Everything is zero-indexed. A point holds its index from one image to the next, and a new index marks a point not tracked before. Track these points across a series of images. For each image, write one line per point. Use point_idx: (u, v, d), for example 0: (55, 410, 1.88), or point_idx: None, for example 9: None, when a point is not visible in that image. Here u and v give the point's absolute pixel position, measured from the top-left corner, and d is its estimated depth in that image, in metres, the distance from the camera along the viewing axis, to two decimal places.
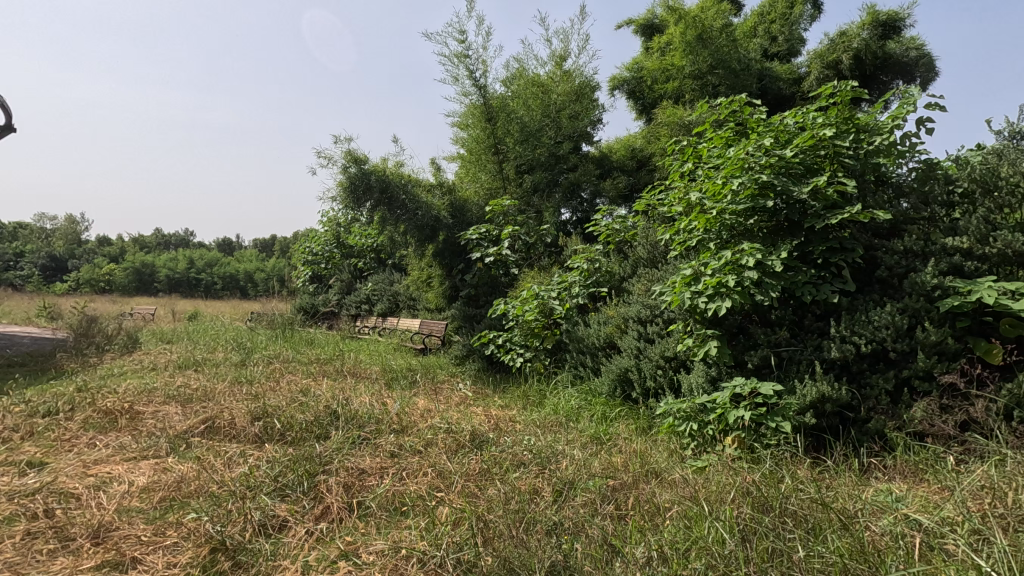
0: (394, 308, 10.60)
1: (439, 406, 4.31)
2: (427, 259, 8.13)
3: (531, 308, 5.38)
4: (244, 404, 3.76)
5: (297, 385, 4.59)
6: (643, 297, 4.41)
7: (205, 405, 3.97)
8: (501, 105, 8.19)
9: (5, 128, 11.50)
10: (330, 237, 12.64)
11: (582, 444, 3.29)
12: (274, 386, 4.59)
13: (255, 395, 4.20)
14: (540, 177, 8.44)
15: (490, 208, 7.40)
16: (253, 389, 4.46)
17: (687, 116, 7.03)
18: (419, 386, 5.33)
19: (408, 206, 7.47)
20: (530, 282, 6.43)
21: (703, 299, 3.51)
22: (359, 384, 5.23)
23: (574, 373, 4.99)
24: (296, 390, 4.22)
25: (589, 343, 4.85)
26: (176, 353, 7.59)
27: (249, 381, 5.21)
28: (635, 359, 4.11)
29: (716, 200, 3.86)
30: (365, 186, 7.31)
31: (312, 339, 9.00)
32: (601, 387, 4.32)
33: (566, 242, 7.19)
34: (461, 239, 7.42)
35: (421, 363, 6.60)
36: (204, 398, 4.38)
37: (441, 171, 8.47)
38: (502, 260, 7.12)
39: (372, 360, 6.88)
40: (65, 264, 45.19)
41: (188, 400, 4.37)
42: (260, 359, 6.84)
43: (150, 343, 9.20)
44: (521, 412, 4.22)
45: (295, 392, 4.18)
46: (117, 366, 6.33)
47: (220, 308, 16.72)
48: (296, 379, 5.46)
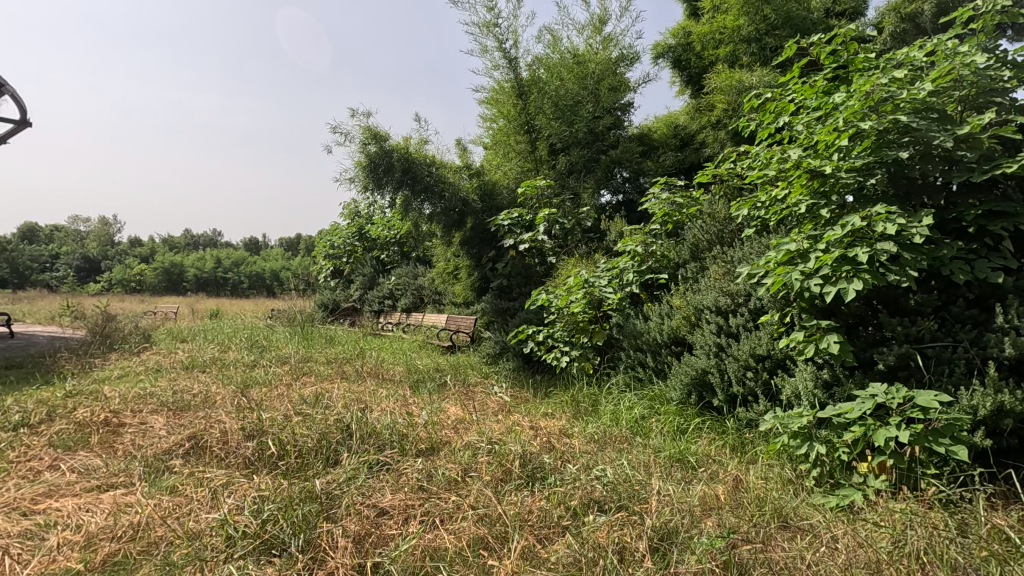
0: (419, 303, 9.97)
1: (475, 416, 3.62)
2: (454, 248, 7.44)
3: (578, 298, 4.61)
4: (242, 415, 3.12)
5: (309, 392, 3.94)
6: (720, 283, 3.61)
7: (198, 417, 3.35)
8: (534, 80, 7.65)
9: (22, 123, 11.26)
10: (352, 230, 12.11)
11: (661, 469, 2.54)
12: (282, 392, 3.95)
13: (259, 404, 3.56)
14: (576, 157, 7.66)
15: (522, 190, 6.66)
16: (258, 395, 3.82)
17: (747, 79, 6.15)
18: (449, 390, 4.64)
19: (434, 190, 6.80)
20: (572, 270, 5.67)
21: (817, 281, 2.63)
22: (382, 389, 4.56)
23: (631, 375, 4.23)
24: (306, 397, 3.56)
25: (650, 340, 4.09)
26: (188, 352, 7.08)
27: (258, 386, 4.59)
28: (715, 358, 3.34)
29: (822, 157, 2.99)
30: (386, 166, 6.66)
31: (332, 337, 8.42)
32: (671, 392, 3.54)
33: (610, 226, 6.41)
34: (491, 225, 6.72)
35: (449, 363, 5.92)
36: (203, 406, 3.77)
37: (467, 152, 7.74)
38: (538, 246, 6.38)
39: (395, 359, 6.22)
40: (99, 265, 46.16)
41: (185, 408, 3.76)
42: (273, 359, 6.26)
43: (164, 341, 8.72)
44: (574, 423, 3.48)
45: (304, 400, 3.53)
46: (122, 367, 5.83)
47: (243, 305, 16.43)
48: (311, 382, 4.84)
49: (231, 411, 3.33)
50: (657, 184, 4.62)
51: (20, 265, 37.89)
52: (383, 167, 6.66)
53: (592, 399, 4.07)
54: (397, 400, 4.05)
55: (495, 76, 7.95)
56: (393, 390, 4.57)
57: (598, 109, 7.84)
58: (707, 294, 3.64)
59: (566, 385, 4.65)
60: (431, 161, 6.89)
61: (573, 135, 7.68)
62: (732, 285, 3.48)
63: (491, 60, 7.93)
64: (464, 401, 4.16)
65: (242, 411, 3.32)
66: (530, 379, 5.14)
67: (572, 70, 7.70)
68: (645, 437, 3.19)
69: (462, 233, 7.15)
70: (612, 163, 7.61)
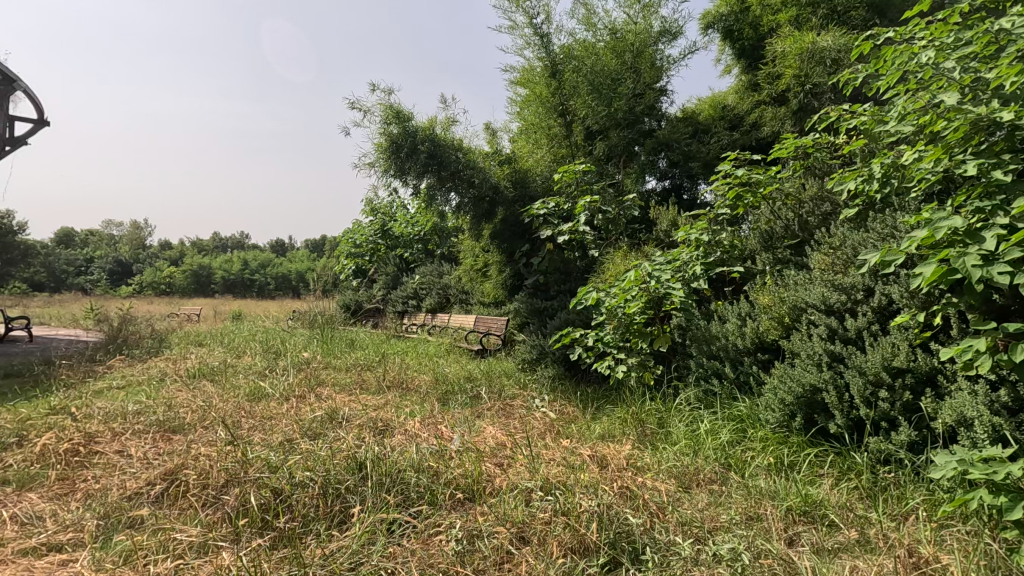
0: (444, 304, 9.35)
1: (518, 444, 2.94)
2: (483, 242, 6.79)
3: (634, 296, 3.88)
4: (230, 448, 2.50)
5: (318, 415, 3.32)
6: (826, 276, 2.87)
7: (181, 446, 2.75)
8: (569, 56, 6.96)
9: (39, 121, 11.02)
10: (375, 228, 11.61)
11: (791, 533, 1.84)
12: (287, 413, 3.34)
13: (257, 434, 2.95)
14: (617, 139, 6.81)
15: (559, 175, 6.02)
16: (259, 420, 3.22)
17: (821, 41, 5.48)
18: (483, 405, 3.98)
19: (462, 177, 6.17)
20: (620, 265, 4.95)
21: (1005, 268, 1.86)
22: (404, 407, 3.92)
23: (702, 389, 3.49)
24: (312, 427, 2.95)
25: (728, 346, 3.37)
26: (199, 358, 6.57)
27: (264, 402, 3.98)
28: (828, 371, 2.61)
29: (987, 102, 2.20)
30: (409, 149, 6.03)
31: (353, 341, 7.88)
32: (764, 413, 2.80)
33: (659, 215, 5.69)
34: (525, 216, 6.06)
35: (481, 371, 5.26)
36: (193, 431, 3.17)
37: (496, 138, 7.08)
38: (578, 237, 5.69)
39: (420, 366, 5.61)
40: (131, 268, 47.10)
41: (172, 433, 3.17)
42: (290, 366, 5.71)
43: (178, 345, 8.26)
44: (644, 456, 2.77)
45: (310, 430, 2.92)
46: (125, 375, 5.32)
47: (266, 307, 16.11)
48: (323, 397, 4.22)
49: (219, 443, 2.71)
50: (726, 156, 3.85)
51: (54, 270, 38.68)
52: (405, 152, 6.04)
53: (657, 421, 3.35)
54: (422, 421, 3.40)
55: (525, 55, 7.31)
56: (417, 407, 3.92)
57: (638, 87, 6.94)
58: (808, 291, 2.89)
59: (620, 399, 3.96)
60: (458, 146, 6.25)
61: (613, 115, 6.82)
62: (846, 278, 2.72)
63: (521, 37, 7.27)
64: (501, 423, 3.48)
65: (232, 445, 2.70)
66: (575, 390, 4.45)
67: (611, 43, 6.91)
68: (743, 476, 2.46)
69: (493, 225, 6.50)
70: (658, 146, 6.86)
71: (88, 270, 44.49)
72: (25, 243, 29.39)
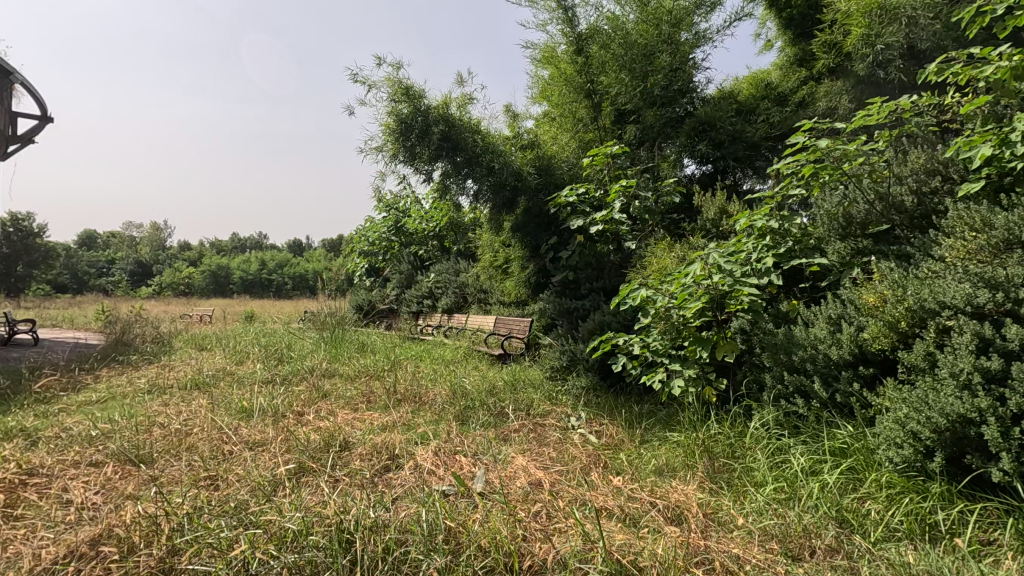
0: (461, 303, 8.75)
1: (557, 492, 2.31)
2: (504, 236, 6.17)
3: (693, 295, 3.20)
4: (179, 511, 1.90)
5: (306, 453, 2.72)
6: (969, 266, 2.17)
7: (125, 496, 2.15)
8: (596, 31, 6.32)
9: (43, 118, 10.62)
10: (387, 224, 11.07)
11: None
12: (271, 451, 2.75)
13: (226, 484, 2.34)
14: (654, 118, 6.12)
15: (589, 159, 5.39)
16: (235, 461, 2.62)
17: None
18: (507, 428, 3.34)
19: (481, 164, 5.54)
20: (664, 260, 4.28)
21: None
22: (416, 433, 3.30)
23: (782, 410, 2.81)
24: (295, 479, 2.35)
25: (819, 359, 2.68)
26: (195, 366, 6.02)
27: (249, 425, 3.39)
28: (984, 395, 1.91)
29: None
30: (421, 131, 5.40)
31: (364, 344, 7.32)
32: (886, 450, 2.12)
33: (704, 202, 5.03)
34: (551, 206, 5.41)
35: (503, 381, 4.63)
36: (153, 473, 2.57)
37: (517, 121, 6.43)
38: (612, 227, 5.03)
39: (434, 374, 5.01)
40: (150, 269, 47.46)
41: (124, 473, 2.58)
42: (291, 378, 5.13)
43: (179, 350, 7.74)
44: (724, 507, 2.12)
45: (293, 482, 2.33)
46: (107, 387, 4.77)
47: (278, 307, 15.65)
48: (320, 418, 3.62)
49: (172, 497, 2.10)
50: (807, 121, 3.13)
51: (75, 271, 38.93)
52: (416, 135, 5.43)
53: (729, 452, 2.69)
54: (434, 457, 2.77)
55: (548, 31, 6.66)
56: (430, 434, 3.30)
57: (677, 60, 6.18)
58: (941, 288, 2.19)
59: (674, 420, 3.29)
60: (476, 128, 5.63)
61: (649, 92, 6.14)
62: (999, 271, 2.03)
63: (543, 11, 6.62)
64: (532, 457, 2.84)
65: (187, 504, 2.09)
66: (616, 407, 3.79)
67: (645, 13, 6.22)
68: (874, 545, 1.79)
69: (515, 217, 5.87)
70: (694, 135, 6.07)
71: (108, 272, 44.78)
72: (44, 245, 29.40)
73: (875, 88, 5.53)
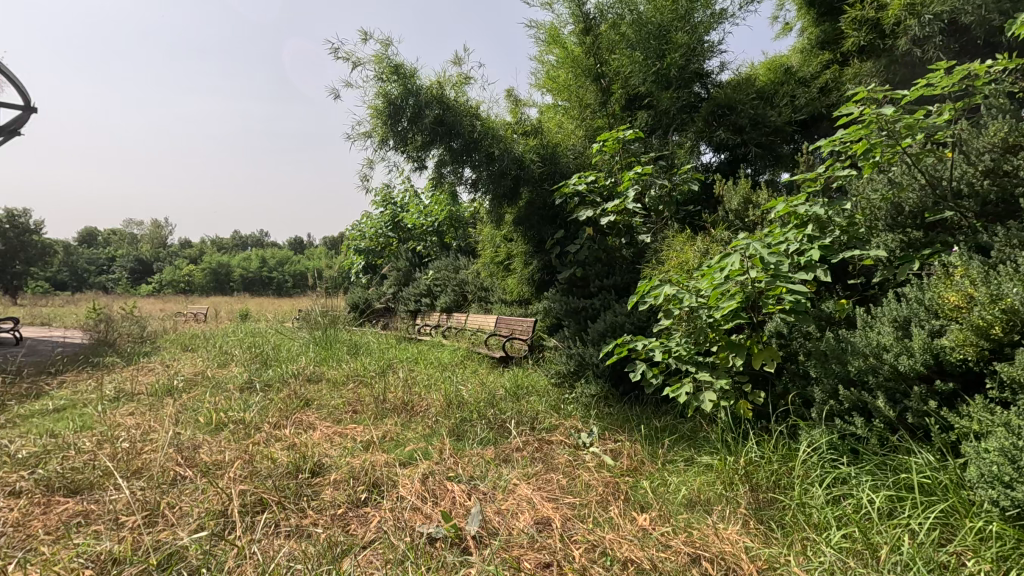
0: (461, 302, 8.31)
1: (566, 541, 1.88)
2: (506, 230, 5.73)
3: (727, 294, 2.72)
4: None
5: (266, 484, 2.27)
6: None
7: (17, 559, 1.70)
8: (605, 8, 5.87)
9: (28, 110, 10.22)
10: (385, 220, 10.64)
11: None
12: (225, 479, 2.32)
13: (156, 534, 1.89)
14: (668, 102, 5.67)
15: (598, 146, 4.95)
16: (179, 495, 2.20)
17: None
18: (508, 449, 2.89)
19: (481, 150, 5.09)
20: (684, 254, 3.84)
21: None
22: (402, 457, 2.85)
23: (834, 430, 2.37)
24: (243, 525, 1.93)
25: (883, 371, 2.22)
26: (172, 370, 5.59)
27: (209, 444, 2.94)
28: None
29: None
30: (414, 115, 4.95)
31: (358, 345, 6.90)
32: (986, 490, 1.67)
33: (726, 191, 4.58)
34: (557, 197, 4.97)
35: (505, 388, 4.19)
36: (77, 514, 2.13)
37: (520, 106, 5.98)
38: (625, 218, 4.59)
39: (429, 379, 4.58)
40: (150, 267, 47.13)
41: (41, 516, 2.13)
42: (272, 385, 4.69)
43: (163, 351, 7.32)
44: (779, 561, 1.68)
45: (241, 530, 1.90)
46: (69, 394, 4.34)
47: (274, 305, 15.25)
48: (294, 437, 3.17)
49: (73, 574, 1.64)
50: (862, 90, 2.68)
51: (74, 268, 38.62)
52: (408, 118, 4.98)
53: (773, 482, 2.26)
54: (420, 488, 2.32)
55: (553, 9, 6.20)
56: (419, 457, 2.85)
57: (694, 39, 5.74)
58: None
59: (703, 440, 2.84)
60: (475, 112, 5.18)
61: (664, 74, 5.71)
62: None
63: None
64: (536, 487, 2.39)
65: (92, 574, 1.63)
66: (633, 421, 3.35)
67: None
68: None
69: (518, 209, 5.42)
70: (711, 117, 5.57)
71: (106, 269, 44.44)
72: (40, 241, 28.99)
73: (911, 68, 5.10)
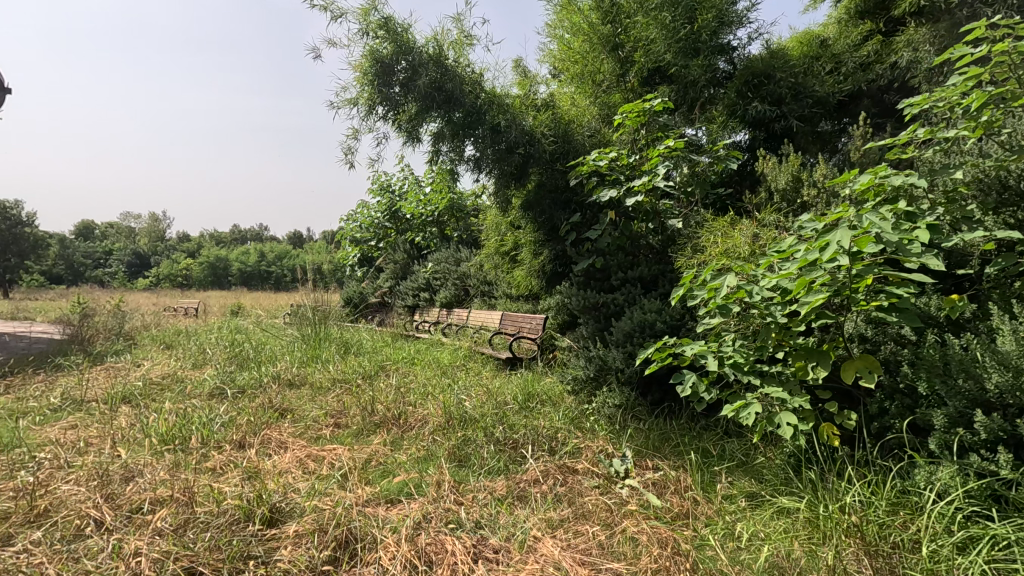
0: (462, 296, 7.70)
1: None
2: (513, 216, 5.12)
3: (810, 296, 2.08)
4: None
5: (198, 546, 1.67)
6: None
7: None
8: None
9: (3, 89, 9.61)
10: (381, 209, 10.04)
11: None
12: (143, 538, 1.72)
13: None
14: (697, 71, 5.19)
15: (620, 119, 4.35)
16: (75, 563, 1.60)
17: None
18: (523, 484, 2.29)
19: (486, 122, 4.48)
20: (729, 240, 3.23)
21: None
22: (389, 494, 2.24)
23: (966, 470, 1.76)
24: None
25: None
26: (138, 372, 4.98)
27: (146, 473, 2.35)
28: None
29: None
30: (408, 79, 4.33)
31: (349, 344, 6.29)
32: None
33: (769, 169, 3.98)
34: (572, 175, 4.35)
35: (514, 397, 3.59)
36: None
37: (529, 78, 5.35)
38: (652, 199, 3.98)
39: (425, 384, 3.98)
40: (146, 260, 46.52)
41: None
42: (245, 393, 4.08)
43: (136, 349, 6.71)
44: None
45: None
46: (6, 402, 3.73)
47: (267, 299, 14.64)
48: (256, 463, 2.57)
49: None
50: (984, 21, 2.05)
51: (68, 261, 38.00)
52: (401, 82, 4.36)
53: (891, 544, 1.65)
54: (409, 548, 1.72)
55: None
56: (411, 496, 2.24)
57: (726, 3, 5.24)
58: None
59: (781, 476, 2.27)
60: (478, 78, 4.57)
61: (693, 39, 5.23)
62: None
63: None
64: (564, 545, 1.80)
65: None
66: (678, 445, 2.78)
67: None
68: None
69: (527, 192, 4.81)
70: (745, 88, 4.79)
71: (102, 263, 43.80)
72: (33, 234, 28.27)
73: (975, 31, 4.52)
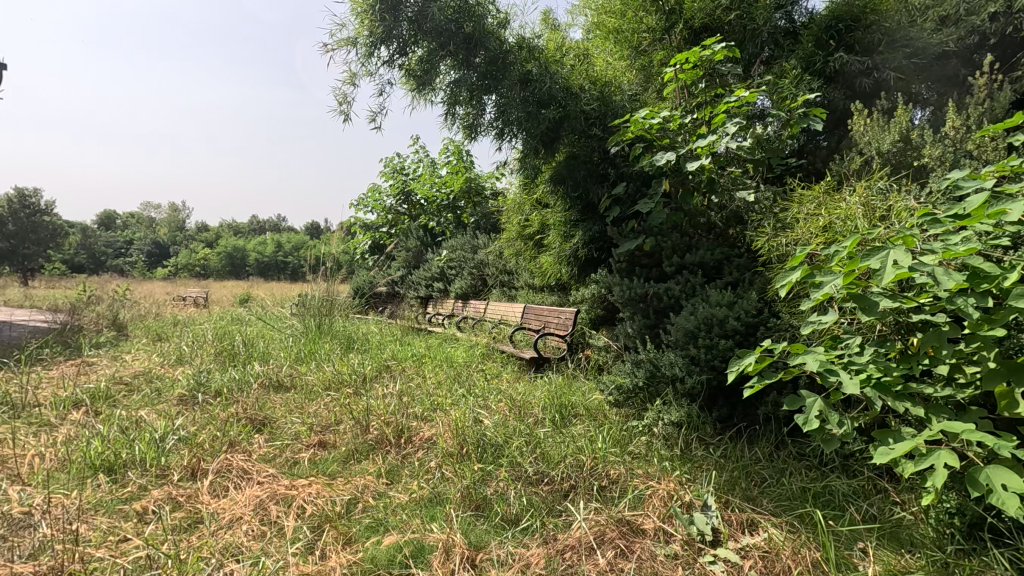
0: (479, 286, 6.99)
1: None
2: (540, 191, 4.39)
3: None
4: None
5: None
6: None
7: None
8: None
9: None
10: (394, 193, 9.39)
11: None
12: None
13: None
14: (761, 18, 4.47)
15: (672, 70, 3.58)
16: None
17: None
18: (569, 559, 1.58)
19: (513, 68, 3.78)
20: (832, 211, 2.47)
21: None
22: (375, 568, 1.54)
23: None
24: None
25: None
26: (111, 370, 4.36)
27: (39, 531, 1.68)
28: None
29: None
30: (420, 14, 3.65)
31: (353, 340, 5.62)
32: None
33: (864, 129, 3.19)
34: (613, 140, 3.61)
35: (545, 411, 2.88)
36: None
37: (561, 30, 4.59)
38: (716, 165, 3.22)
39: (435, 391, 3.29)
40: (164, 250, 46.71)
41: None
42: (223, 397, 3.43)
43: (124, 341, 6.15)
44: None
45: None
46: None
47: (277, 288, 14.12)
48: (200, 509, 1.90)
49: None
50: None
51: (89, 251, 38.22)
52: (411, 18, 3.67)
53: None
54: None
55: None
56: (405, 570, 1.53)
57: None
58: None
59: (959, 562, 1.52)
60: (503, 20, 3.85)
61: None
62: None
63: None
64: None
65: None
66: (778, 497, 2.06)
67: None
68: None
69: (558, 162, 4.08)
70: (825, 35, 3.97)
71: (122, 253, 44.05)
72: (54, 222, 28.16)
73: None
